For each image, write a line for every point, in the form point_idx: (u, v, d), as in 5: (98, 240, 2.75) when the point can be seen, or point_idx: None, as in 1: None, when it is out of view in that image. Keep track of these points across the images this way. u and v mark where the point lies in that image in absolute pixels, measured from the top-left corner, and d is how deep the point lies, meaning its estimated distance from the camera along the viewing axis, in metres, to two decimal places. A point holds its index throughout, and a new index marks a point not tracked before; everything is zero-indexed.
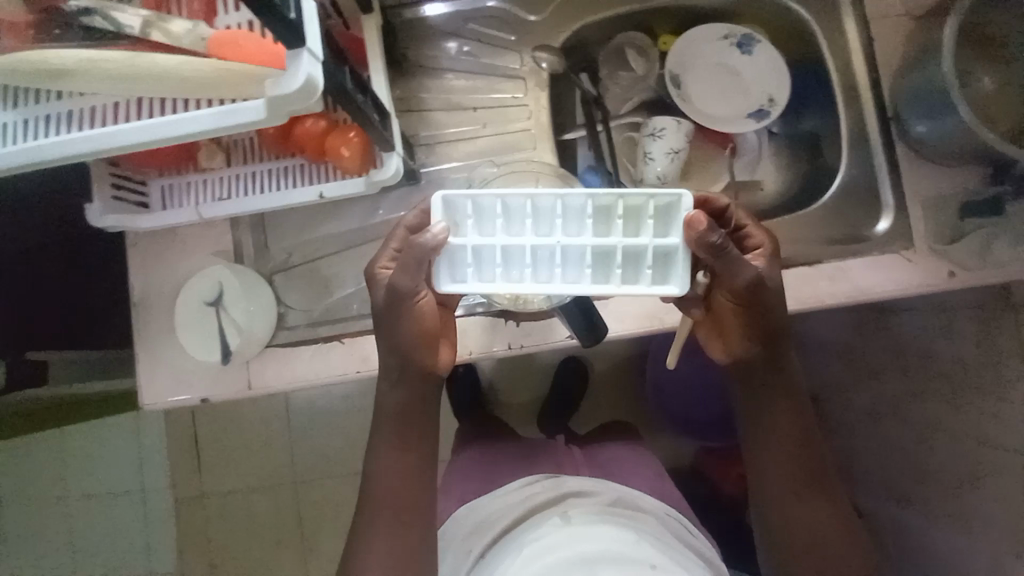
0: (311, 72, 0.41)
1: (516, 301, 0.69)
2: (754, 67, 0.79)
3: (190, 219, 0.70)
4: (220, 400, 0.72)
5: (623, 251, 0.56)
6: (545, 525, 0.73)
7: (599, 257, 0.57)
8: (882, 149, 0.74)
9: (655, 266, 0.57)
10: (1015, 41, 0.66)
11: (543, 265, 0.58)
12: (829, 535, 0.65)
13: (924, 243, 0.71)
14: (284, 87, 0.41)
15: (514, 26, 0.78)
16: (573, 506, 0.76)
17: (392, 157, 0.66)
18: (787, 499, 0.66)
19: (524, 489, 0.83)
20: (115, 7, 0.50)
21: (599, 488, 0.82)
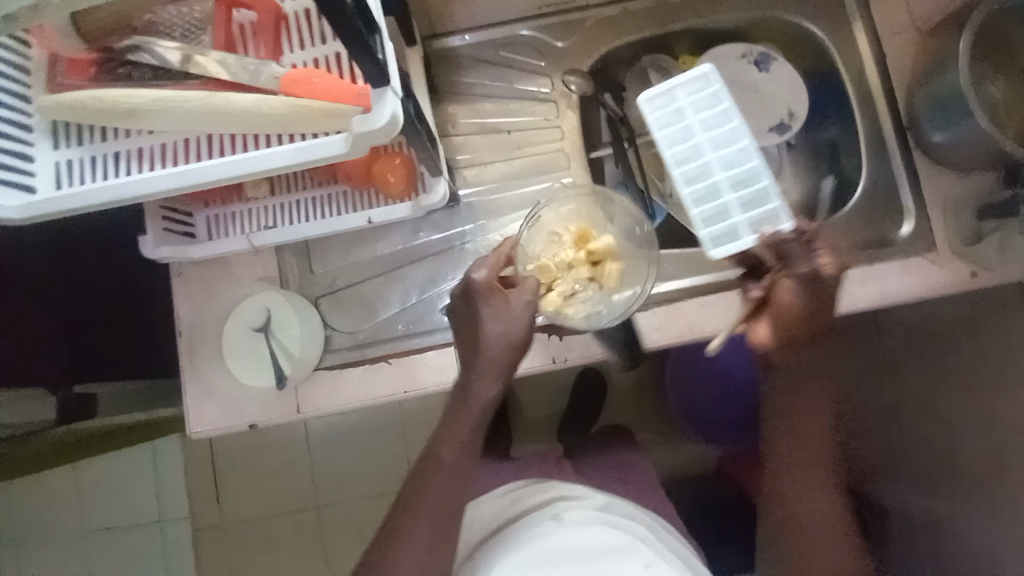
0: (394, 110, 0.46)
1: (558, 314, 0.67)
2: (774, 83, 0.83)
3: (241, 247, 0.72)
4: (269, 424, 0.73)
5: (712, 180, 0.66)
6: (538, 528, 0.71)
7: (698, 166, 0.66)
8: (900, 155, 0.78)
9: (718, 232, 0.65)
10: None
11: (675, 122, 0.67)
12: (826, 527, 0.63)
13: (946, 245, 0.74)
14: (370, 124, 0.45)
15: (543, 51, 0.81)
16: (568, 507, 0.73)
17: (440, 182, 0.69)
18: (793, 494, 0.63)
19: (511, 494, 0.79)
20: (156, 40, 0.52)
21: (589, 493, 0.76)
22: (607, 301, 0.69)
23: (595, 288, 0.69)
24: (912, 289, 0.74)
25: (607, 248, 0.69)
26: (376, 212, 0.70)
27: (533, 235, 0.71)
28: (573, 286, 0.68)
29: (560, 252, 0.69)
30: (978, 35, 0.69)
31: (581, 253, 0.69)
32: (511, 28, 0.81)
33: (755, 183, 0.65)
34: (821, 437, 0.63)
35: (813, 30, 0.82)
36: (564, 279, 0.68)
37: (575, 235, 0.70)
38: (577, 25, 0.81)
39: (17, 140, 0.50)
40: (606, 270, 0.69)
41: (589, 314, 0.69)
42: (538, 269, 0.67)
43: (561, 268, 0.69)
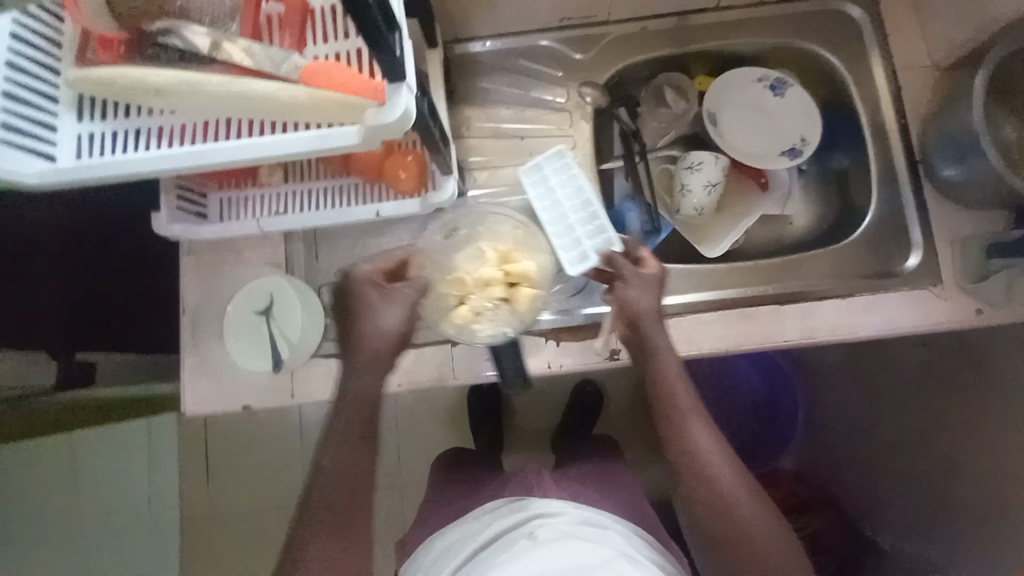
0: (407, 105, 0.47)
1: (461, 330, 0.68)
2: (788, 108, 0.84)
3: (251, 231, 0.73)
4: (263, 408, 0.74)
5: (569, 230, 0.76)
6: (514, 547, 0.68)
7: (557, 217, 0.77)
8: (910, 188, 0.78)
9: (576, 259, 0.75)
10: None
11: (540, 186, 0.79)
12: (728, 481, 0.63)
13: (952, 280, 0.74)
14: (385, 117, 0.46)
15: (561, 62, 0.83)
16: (542, 524, 0.71)
17: (449, 181, 0.70)
18: (686, 456, 0.65)
19: (491, 513, 0.78)
20: (186, 25, 0.53)
21: (566, 508, 0.75)
22: (514, 324, 0.68)
23: (507, 308, 0.68)
24: (915, 323, 0.73)
25: (525, 272, 0.68)
26: (386, 206, 0.71)
27: (460, 247, 0.70)
28: (482, 305, 0.67)
29: (478, 268, 0.67)
30: (994, 74, 0.69)
31: (500, 272, 0.67)
32: (532, 38, 0.82)
33: (600, 231, 0.75)
34: (663, 421, 0.67)
35: (829, 60, 0.83)
36: (476, 296, 0.67)
37: (498, 254, 0.68)
38: (596, 39, 0.82)
39: (42, 110, 0.52)
40: (520, 294, 0.68)
41: (493, 334, 0.68)
42: (451, 283, 0.67)
43: (476, 284, 0.67)
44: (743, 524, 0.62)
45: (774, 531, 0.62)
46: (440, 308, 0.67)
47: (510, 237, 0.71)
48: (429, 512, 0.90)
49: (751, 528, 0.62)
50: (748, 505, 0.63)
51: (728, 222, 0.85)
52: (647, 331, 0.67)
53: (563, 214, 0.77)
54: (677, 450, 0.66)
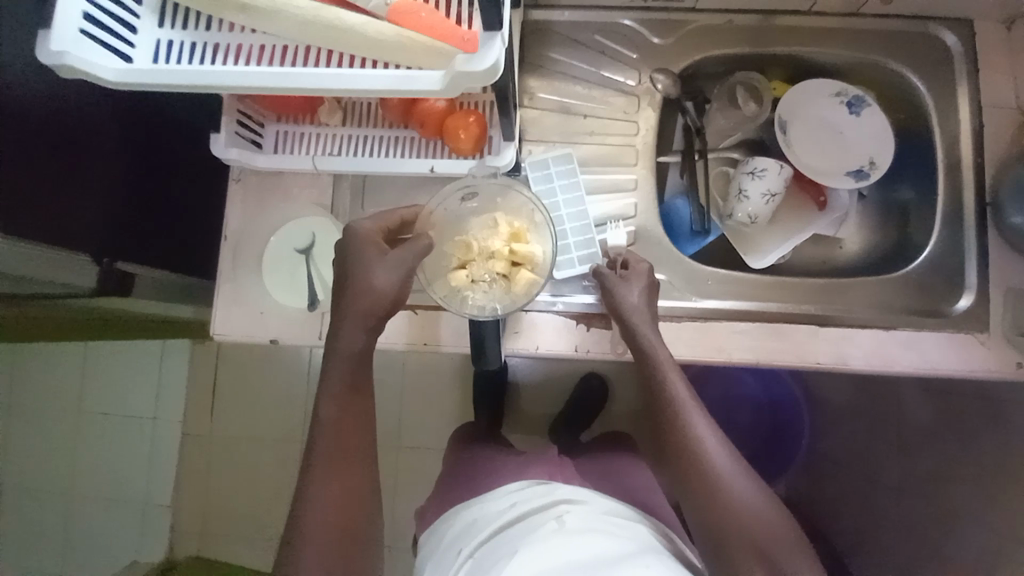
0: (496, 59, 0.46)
1: (451, 295, 0.66)
2: (861, 128, 0.81)
3: (303, 167, 0.72)
4: (288, 343, 0.74)
5: (562, 232, 0.77)
6: (541, 529, 0.69)
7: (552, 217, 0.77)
8: (974, 230, 0.75)
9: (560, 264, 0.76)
10: None
11: (540, 186, 0.78)
12: (717, 466, 0.66)
13: (998, 329, 0.72)
14: (473, 64, 0.45)
15: (638, 45, 0.80)
16: (569, 510, 0.73)
17: (509, 148, 0.69)
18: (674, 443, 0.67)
19: (514, 494, 0.80)
20: None
21: (590, 498, 0.78)
22: (504, 304, 0.65)
23: (501, 286, 0.66)
24: (952, 366, 0.71)
25: (527, 254, 0.65)
26: (442, 162, 0.70)
27: (474, 216, 0.69)
28: (480, 275, 0.65)
29: (488, 239, 0.66)
30: None
31: (506, 247, 0.66)
32: (613, 16, 0.80)
33: (594, 240, 0.77)
34: (660, 414, 0.69)
35: (915, 85, 0.79)
36: (477, 264, 0.65)
37: (510, 229, 0.67)
38: (678, 26, 0.80)
39: (128, 12, 0.52)
40: (520, 275, 0.65)
41: (481, 307, 0.65)
42: (457, 244, 0.66)
43: (481, 253, 0.66)
44: (731, 508, 0.64)
45: (772, 517, 0.65)
46: (438, 271, 0.67)
47: (527, 213, 0.69)
48: (448, 486, 0.92)
49: (750, 516, 0.64)
50: (736, 489, 0.65)
51: (779, 235, 0.83)
52: (637, 324, 0.68)
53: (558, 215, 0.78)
54: (672, 443, 0.68)
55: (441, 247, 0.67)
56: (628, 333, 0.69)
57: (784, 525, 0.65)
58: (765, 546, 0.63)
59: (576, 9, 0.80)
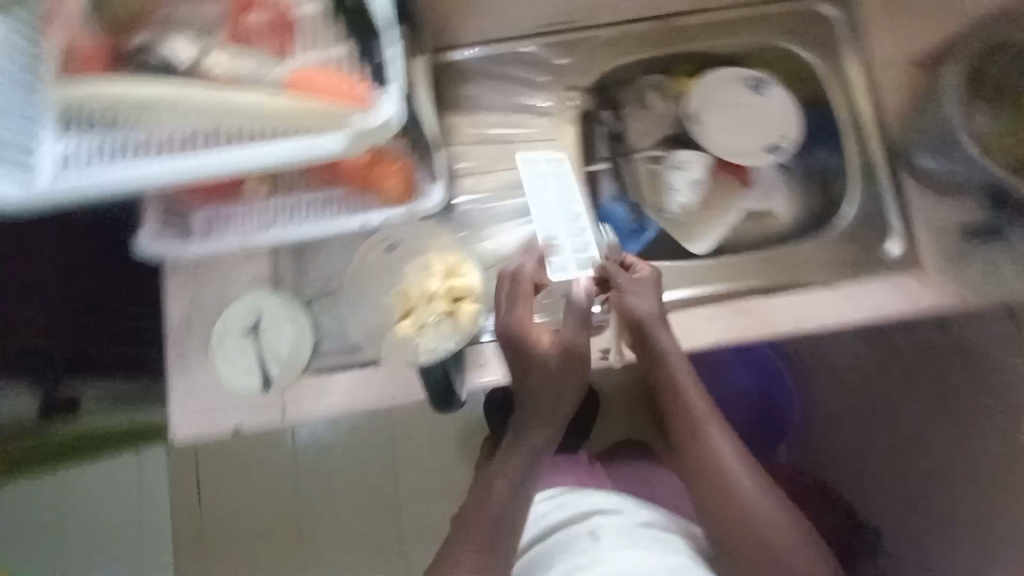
0: (390, 115, 0.47)
1: (410, 334, 0.67)
2: (767, 106, 0.85)
3: (237, 245, 0.71)
4: (252, 429, 0.69)
5: (556, 235, 0.75)
6: (577, 544, 0.71)
7: (492, 243, 0.80)
8: (888, 178, 0.81)
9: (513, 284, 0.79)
10: None
11: (536, 186, 0.78)
12: (736, 484, 0.69)
13: (934, 265, 0.75)
14: (370, 122, 0.47)
15: (546, 69, 0.84)
16: (603, 524, 0.74)
17: (435, 189, 0.72)
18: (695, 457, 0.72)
19: (548, 504, 0.81)
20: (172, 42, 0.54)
21: (627, 507, 0.78)
22: (456, 340, 0.67)
23: (449, 324, 0.67)
24: (905, 307, 0.72)
25: (466, 289, 0.69)
26: (374, 216, 0.69)
27: (407, 261, 0.72)
28: (425, 318, 0.67)
29: (423, 282, 0.68)
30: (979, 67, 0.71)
31: (444, 286, 0.68)
32: (516, 45, 0.82)
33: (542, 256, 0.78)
34: (683, 436, 0.73)
35: (806, 58, 0.85)
36: (420, 309, 0.67)
37: (443, 268, 0.70)
38: (580, 44, 0.84)
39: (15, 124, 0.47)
40: (463, 309, 0.68)
41: (433, 349, 0.66)
42: (398, 296, 0.69)
43: (421, 297, 0.68)
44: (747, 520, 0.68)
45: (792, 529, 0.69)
46: (386, 327, 0.70)
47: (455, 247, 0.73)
48: None
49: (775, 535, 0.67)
50: (753, 503, 0.68)
51: (714, 218, 0.86)
52: (659, 342, 0.69)
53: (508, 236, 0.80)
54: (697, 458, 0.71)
55: (383, 301, 0.71)
56: (645, 350, 0.70)
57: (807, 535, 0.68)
58: (790, 562, 0.66)
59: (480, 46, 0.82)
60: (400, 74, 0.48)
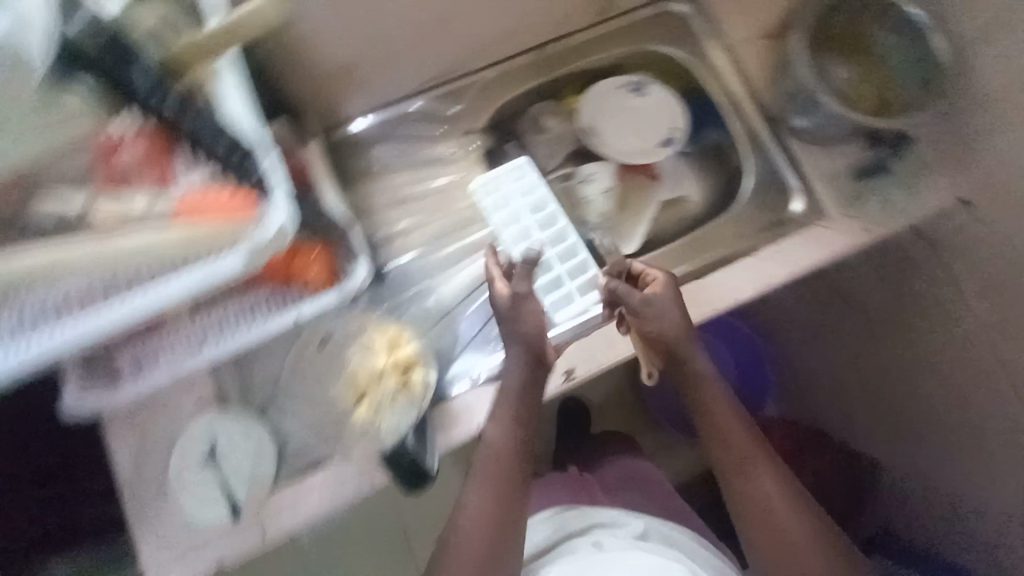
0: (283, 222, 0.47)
1: (372, 416, 0.65)
2: (650, 105, 0.91)
3: (166, 381, 0.65)
4: (233, 562, 0.65)
5: (523, 224, 0.82)
6: (580, 552, 0.76)
7: (433, 301, 0.81)
8: (773, 143, 0.88)
9: (461, 329, 0.80)
10: (866, 34, 0.81)
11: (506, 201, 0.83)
12: (770, 495, 0.68)
13: (836, 209, 0.81)
14: (263, 235, 0.46)
15: (441, 120, 0.86)
16: (608, 535, 0.77)
17: (360, 267, 0.70)
18: (733, 464, 0.70)
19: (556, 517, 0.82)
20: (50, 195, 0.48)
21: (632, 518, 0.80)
22: (418, 409, 0.66)
23: (405, 397, 0.66)
24: (825, 253, 0.76)
25: (415, 356, 0.69)
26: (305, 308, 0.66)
27: (349, 345, 0.72)
28: (380, 397, 0.66)
29: (370, 363, 0.68)
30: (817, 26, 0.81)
31: (390, 361, 0.68)
32: (405, 104, 0.84)
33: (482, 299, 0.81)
34: (719, 444, 0.71)
35: (674, 54, 0.92)
36: (374, 390, 0.66)
37: (386, 343, 0.69)
38: (466, 90, 0.87)
39: None
40: (414, 376, 0.67)
41: (396, 427, 0.64)
42: (348, 383, 0.68)
43: (372, 379, 0.67)
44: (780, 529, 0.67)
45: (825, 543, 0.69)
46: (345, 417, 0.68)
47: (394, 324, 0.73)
48: None
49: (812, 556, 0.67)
50: (786, 513, 0.67)
51: (635, 217, 0.89)
52: (690, 364, 0.71)
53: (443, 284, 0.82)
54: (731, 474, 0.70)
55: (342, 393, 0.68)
56: (678, 370, 0.72)
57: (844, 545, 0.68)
58: None
59: (369, 114, 0.83)
60: (283, 182, 0.49)
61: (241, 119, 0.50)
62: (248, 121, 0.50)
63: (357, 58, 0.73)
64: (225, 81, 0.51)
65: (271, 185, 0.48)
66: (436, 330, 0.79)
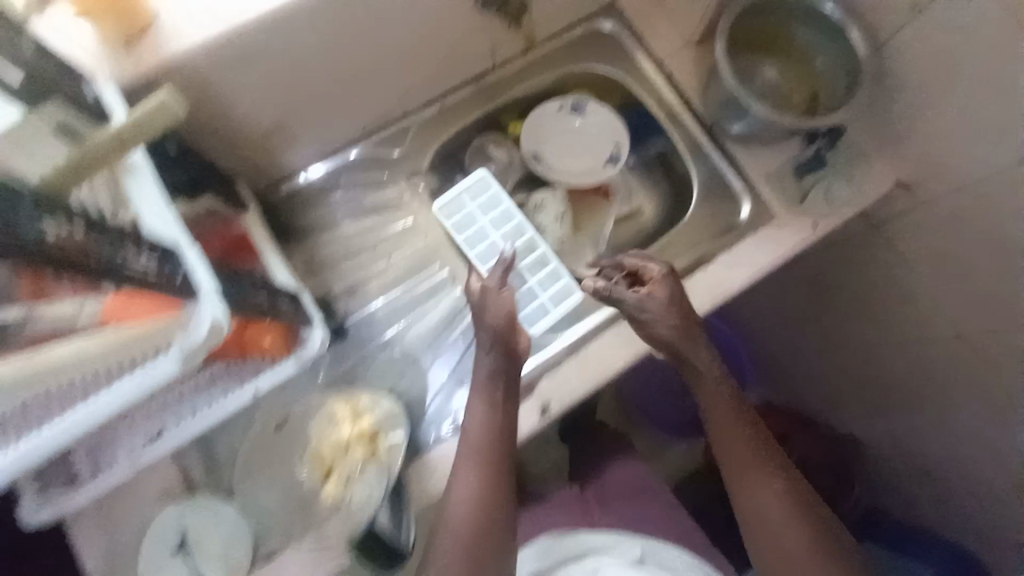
0: (215, 316, 0.47)
1: (343, 488, 0.65)
2: (593, 124, 0.91)
3: (127, 473, 0.63)
4: None
5: (491, 238, 0.82)
6: None
7: (399, 350, 0.79)
8: (715, 150, 0.88)
9: (432, 373, 0.78)
10: (788, 31, 0.82)
11: (473, 221, 0.83)
12: (771, 486, 0.68)
13: (784, 208, 0.82)
14: (193, 338, 0.46)
15: (383, 165, 0.84)
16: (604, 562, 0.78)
17: (316, 330, 0.67)
18: (737, 453, 0.70)
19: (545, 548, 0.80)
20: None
21: (622, 542, 0.81)
22: (390, 477, 0.65)
23: (374, 466, 0.66)
24: (771, 257, 0.80)
25: (382, 422, 0.68)
26: (264, 379, 0.65)
27: (310, 418, 0.69)
28: (349, 471, 0.65)
29: (334, 436, 0.67)
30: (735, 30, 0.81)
31: (354, 432, 0.67)
32: (344, 154, 0.83)
33: (450, 340, 0.80)
34: (723, 434, 0.71)
35: (609, 70, 0.92)
36: (342, 464, 0.66)
37: (347, 413, 0.68)
38: (404, 131, 0.85)
39: None
40: (382, 444, 0.67)
41: (368, 499, 0.64)
42: (312, 460, 0.67)
43: (337, 454, 0.66)
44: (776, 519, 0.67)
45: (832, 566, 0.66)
46: (310, 495, 0.67)
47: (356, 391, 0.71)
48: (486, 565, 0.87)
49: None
50: (782, 503, 0.67)
51: (591, 237, 0.90)
52: (694, 356, 0.72)
53: (408, 328, 0.80)
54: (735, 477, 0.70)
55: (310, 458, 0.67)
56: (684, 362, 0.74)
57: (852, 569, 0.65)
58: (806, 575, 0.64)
59: (323, 161, 0.83)
60: (209, 278, 0.48)
61: (153, 223, 0.47)
62: (161, 223, 0.47)
63: (286, 114, 0.70)
64: (128, 184, 0.48)
65: (197, 283, 0.47)
66: (407, 378, 0.77)
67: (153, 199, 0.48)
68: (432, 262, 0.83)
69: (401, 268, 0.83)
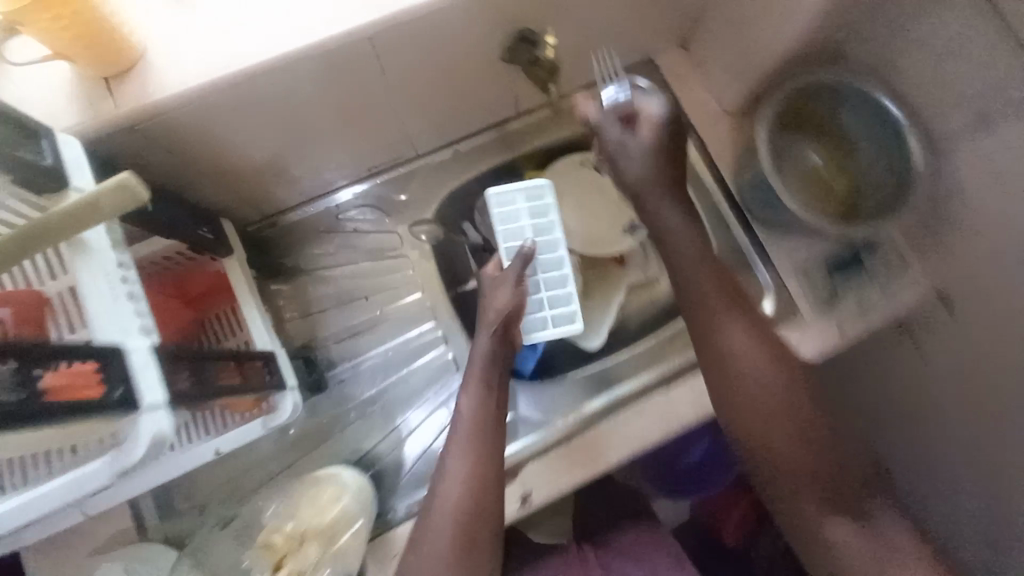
0: (159, 427, 0.40)
1: None
2: (614, 187, 0.84)
3: (79, 518, 0.57)
4: None
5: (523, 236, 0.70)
6: None
7: (379, 410, 0.75)
8: (742, 233, 0.81)
9: (410, 437, 0.73)
10: (837, 119, 0.75)
11: (513, 216, 0.71)
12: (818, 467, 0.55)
13: (810, 309, 0.76)
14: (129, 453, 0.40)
15: (385, 209, 0.80)
16: None
17: (287, 396, 0.63)
18: (776, 428, 0.56)
19: None
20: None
21: None
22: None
23: (334, 564, 0.60)
24: None
25: (337, 520, 0.62)
26: (226, 439, 0.58)
27: (269, 503, 0.67)
28: (302, 567, 0.61)
29: (289, 525, 0.63)
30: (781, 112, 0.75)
31: (312, 522, 0.62)
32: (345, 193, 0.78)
33: (433, 408, 0.75)
34: (758, 399, 0.57)
35: None
36: (296, 558, 0.61)
37: (307, 500, 0.65)
38: (412, 175, 0.80)
39: None
40: (344, 537, 0.61)
41: None
42: (264, 550, 0.62)
43: (292, 545, 0.62)
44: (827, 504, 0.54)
45: (863, 487, 0.55)
46: None
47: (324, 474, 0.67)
48: None
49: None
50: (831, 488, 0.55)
51: (598, 307, 0.85)
52: (723, 300, 0.59)
53: (392, 385, 0.76)
54: (781, 474, 0.56)
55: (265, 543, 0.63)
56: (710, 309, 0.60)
57: (896, 513, 0.54)
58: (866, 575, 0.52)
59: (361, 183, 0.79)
60: (160, 386, 0.40)
61: (104, 324, 0.39)
62: (115, 322, 0.39)
63: (284, 155, 0.65)
64: (79, 274, 0.39)
65: (142, 397, 0.39)
66: (383, 440, 0.73)
67: (105, 292, 0.39)
68: (424, 317, 0.78)
69: (392, 321, 0.78)
